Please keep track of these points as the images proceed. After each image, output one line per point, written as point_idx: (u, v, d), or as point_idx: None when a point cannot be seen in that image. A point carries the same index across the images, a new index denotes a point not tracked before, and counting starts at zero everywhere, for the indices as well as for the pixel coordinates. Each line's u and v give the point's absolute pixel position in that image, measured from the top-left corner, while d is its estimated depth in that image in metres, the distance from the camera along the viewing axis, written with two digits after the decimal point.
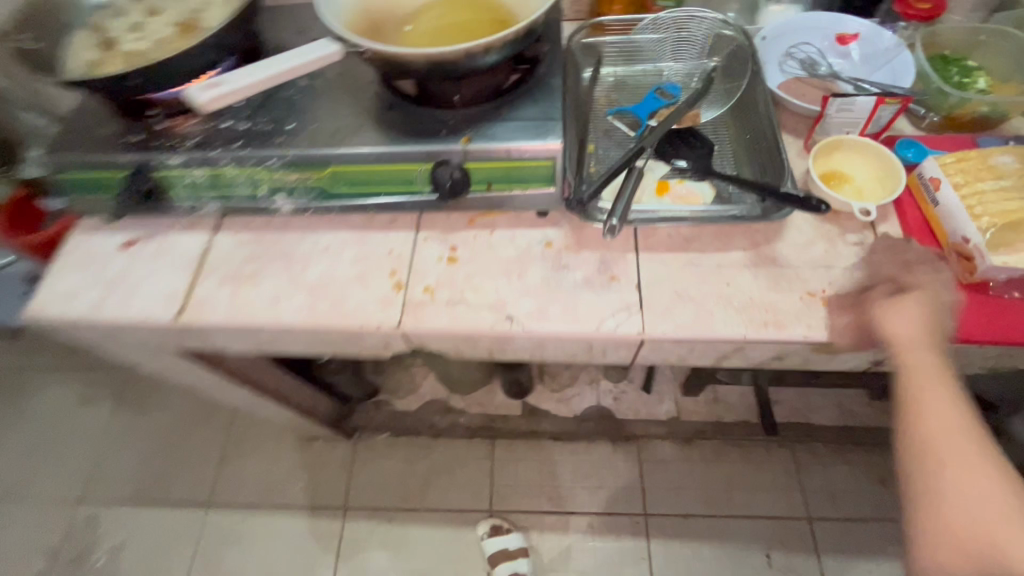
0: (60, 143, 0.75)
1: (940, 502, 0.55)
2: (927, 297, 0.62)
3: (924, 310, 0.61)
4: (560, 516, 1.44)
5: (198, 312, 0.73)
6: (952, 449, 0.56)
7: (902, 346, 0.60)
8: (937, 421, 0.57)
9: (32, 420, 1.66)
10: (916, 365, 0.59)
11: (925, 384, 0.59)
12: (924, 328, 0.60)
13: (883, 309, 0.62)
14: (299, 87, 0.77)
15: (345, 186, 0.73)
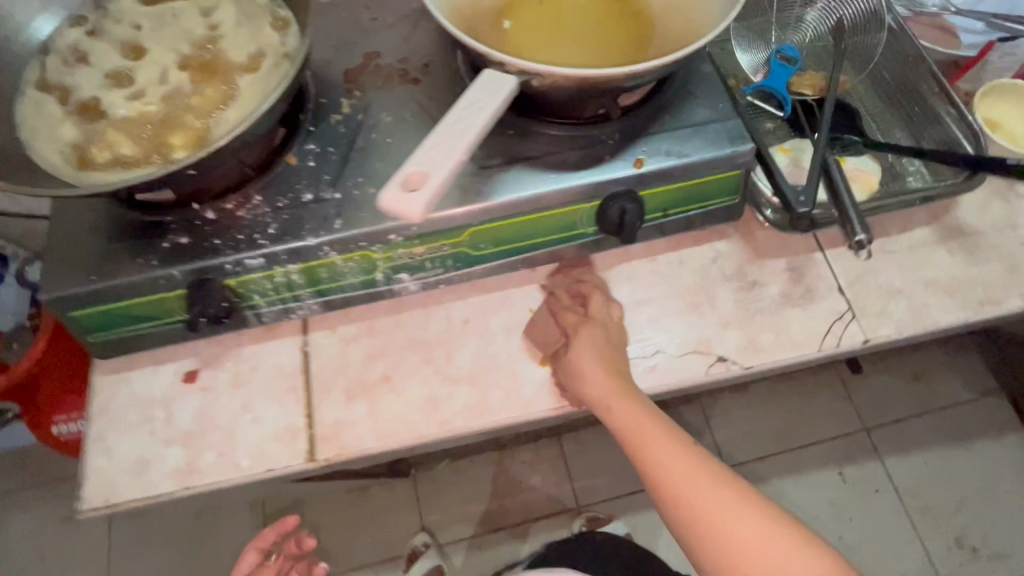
0: (63, 270, 0.52)
1: (716, 552, 0.49)
2: (598, 335, 0.58)
3: (600, 344, 0.57)
4: (645, 493, 1.42)
5: (334, 448, 0.57)
6: (693, 481, 0.51)
7: (603, 398, 0.55)
8: (668, 458, 0.52)
9: (16, 559, 1.40)
10: (620, 412, 0.54)
11: (637, 426, 0.54)
12: (608, 365, 0.56)
13: (569, 358, 0.57)
14: (383, 124, 0.58)
15: (489, 246, 0.57)
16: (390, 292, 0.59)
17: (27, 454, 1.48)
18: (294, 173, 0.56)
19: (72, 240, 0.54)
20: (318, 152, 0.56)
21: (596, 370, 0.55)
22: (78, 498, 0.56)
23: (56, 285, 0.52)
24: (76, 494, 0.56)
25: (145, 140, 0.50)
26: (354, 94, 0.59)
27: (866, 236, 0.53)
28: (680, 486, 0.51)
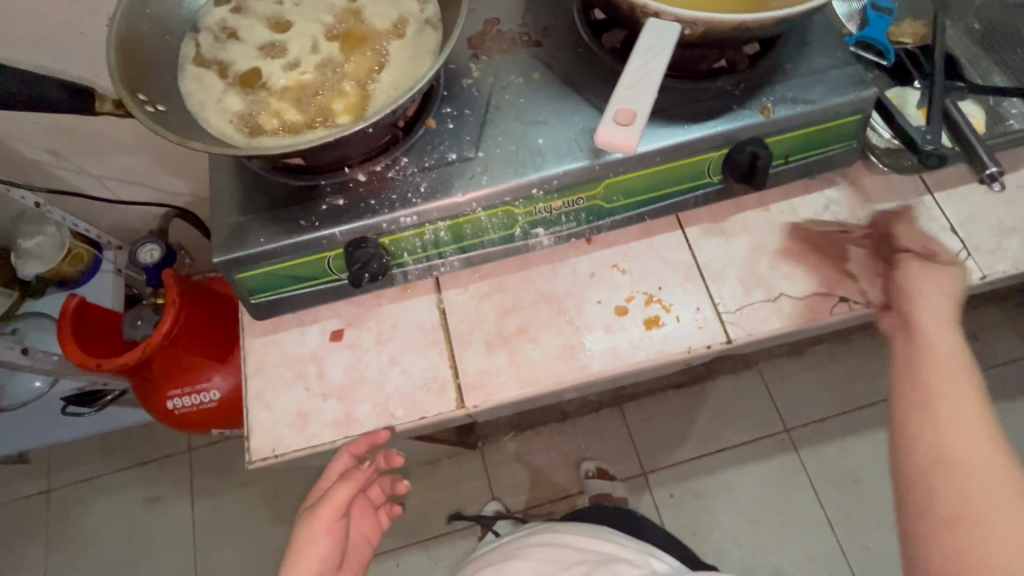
0: (233, 234, 0.56)
1: (941, 498, 0.44)
2: (947, 280, 0.54)
3: (945, 296, 0.53)
4: (710, 457, 1.43)
5: (481, 395, 0.60)
6: (972, 438, 0.45)
7: (919, 325, 0.51)
8: (952, 398, 0.46)
9: (103, 539, 1.47)
10: (936, 340, 0.50)
11: (954, 364, 0.48)
12: (945, 308, 0.52)
13: (900, 279, 0.56)
14: (514, 86, 0.60)
15: (620, 199, 0.60)
16: (524, 246, 0.62)
17: (107, 440, 1.55)
18: (436, 135, 0.59)
19: (235, 206, 0.58)
20: (455, 114, 0.59)
21: (926, 302, 0.52)
22: (247, 450, 0.59)
23: (227, 248, 0.55)
24: (244, 446, 0.60)
25: (308, 105, 0.53)
26: (481, 58, 0.62)
27: (998, 168, 0.60)
28: (946, 422, 0.46)
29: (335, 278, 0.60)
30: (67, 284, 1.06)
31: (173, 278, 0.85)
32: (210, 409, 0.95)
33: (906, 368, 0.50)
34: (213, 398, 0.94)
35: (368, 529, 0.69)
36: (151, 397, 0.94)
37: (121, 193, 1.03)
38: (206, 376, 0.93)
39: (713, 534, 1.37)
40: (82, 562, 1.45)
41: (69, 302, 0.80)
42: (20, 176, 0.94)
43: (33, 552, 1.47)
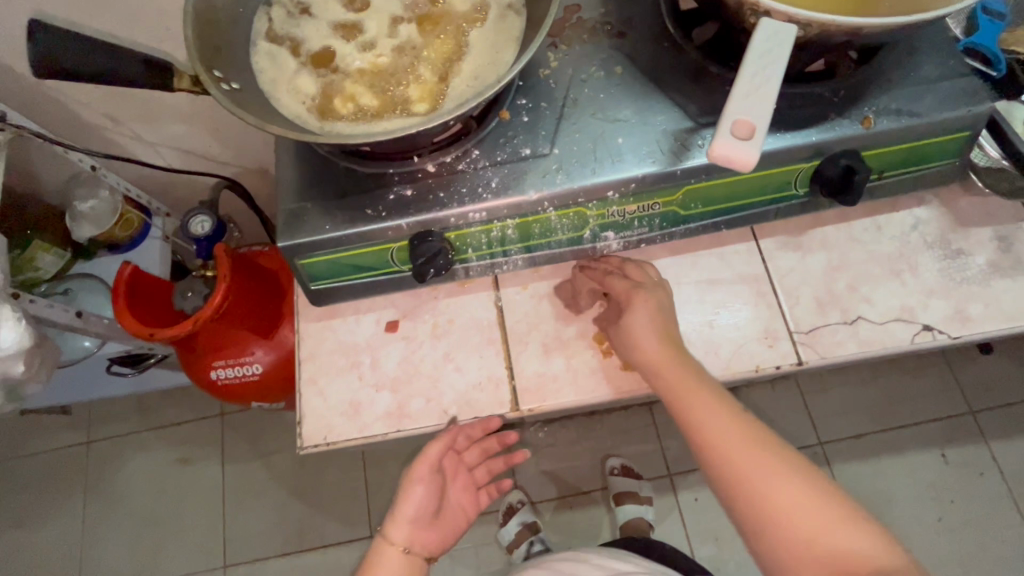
0: (298, 217, 0.55)
1: (754, 514, 0.50)
2: (661, 297, 0.56)
3: (655, 316, 0.55)
4: None
5: (537, 399, 0.59)
6: (742, 450, 0.51)
7: (656, 363, 0.54)
8: (708, 421, 0.52)
9: (137, 494, 1.52)
10: (669, 371, 0.54)
11: (681, 389, 0.53)
12: (657, 328, 0.55)
13: (621, 325, 0.56)
14: (593, 79, 0.57)
15: (697, 206, 0.57)
16: (592, 250, 0.60)
17: (144, 398, 1.59)
18: (510, 128, 0.56)
19: (303, 189, 0.56)
20: (531, 107, 0.56)
21: (643, 337, 0.54)
22: (299, 435, 0.59)
23: (293, 232, 0.54)
24: (296, 431, 0.59)
25: (384, 91, 0.51)
26: (559, 48, 0.59)
27: None
28: (716, 446, 0.52)
29: (395, 270, 0.58)
30: (117, 248, 1.07)
31: (225, 253, 0.84)
32: (250, 382, 0.96)
33: (670, 406, 0.54)
34: (255, 371, 0.95)
35: (467, 498, 0.68)
36: (196, 366, 0.95)
37: (173, 161, 1.03)
38: (250, 349, 0.94)
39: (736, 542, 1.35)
40: (116, 514, 1.51)
41: (124, 271, 0.80)
42: (76, 139, 0.95)
43: (72, 500, 1.53)
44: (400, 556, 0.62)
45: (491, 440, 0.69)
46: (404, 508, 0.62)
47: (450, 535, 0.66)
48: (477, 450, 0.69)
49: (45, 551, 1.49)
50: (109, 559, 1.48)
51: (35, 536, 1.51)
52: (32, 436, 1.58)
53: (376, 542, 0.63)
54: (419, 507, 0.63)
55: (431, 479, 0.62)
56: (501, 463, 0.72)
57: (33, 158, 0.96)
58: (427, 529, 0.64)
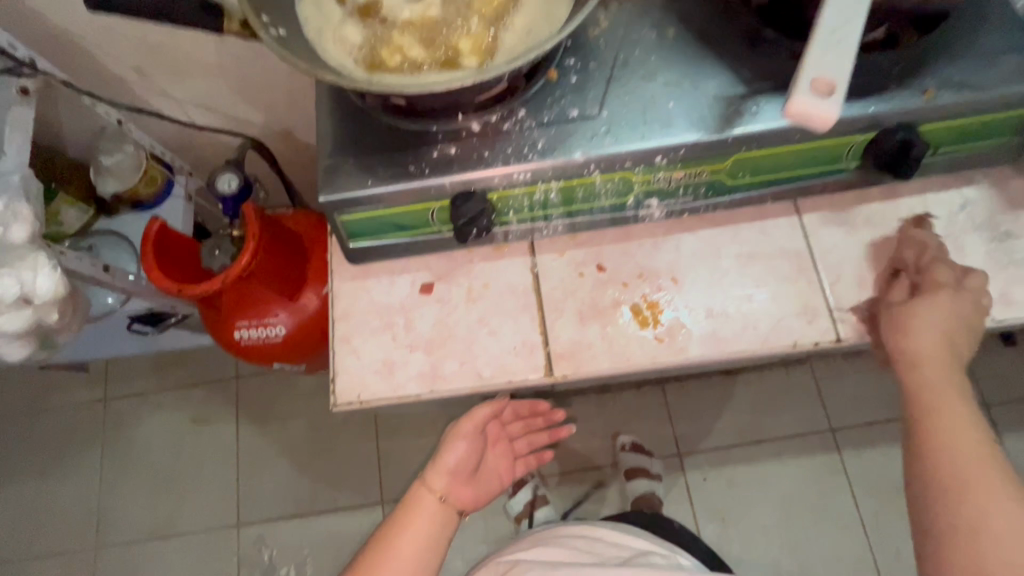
0: (340, 171, 0.54)
1: (960, 534, 0.47)
2: (957, 301, 0.54)
3: (944, 319, 0.53)
4: (749, 446, 1.37)
5: (570, 365, 0.58)
6: (990, 492, 0.47)
7: (922, 358, 0.53)
8: (955, 432, 0.50)
9: (153, 451, 1.55)
10: (928, 380, 0.52)
11: (943, 392, 0.51)
12: (942, 335, 0.53)
13: (898, 318, 0.54)
14: (646, 41, 0.56)
15: (744, 175, 0.56)
16: (634, 217, 0.59)
17: (161, 359, 1.60)
18: (558, 88, 0.55)
19: (343, 143, 0.55)
20: (580, 67, 0.55)
21: (929, 334, 0.53)
22: (333, 391, 0.60)
23: (334, 186, 0.53)
24: (330, 387, 0.60)
25: (432, 42, 0.50)
26: (611, 7, 0.57)
27: None
28: (959, 479, 0.48)
29: (435, 230, 0.58)
30: (141, 205, 1.06)
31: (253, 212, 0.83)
32: (273, 344, 0.96)
33: (917, 408, 0.52)
34: (278, 333, 0.95)
35: (503, 465, 0.72)
36: (219, 326, 0.95)
37: (197, 117, 1.02)
38: (273, 311, 0.94)
39: (742, 523, 1.34)
40: (133, 470, 1.54)
41: (151, 228, 0.80)
42: (104, 90, 0.94)
43: (91, 454, 1.56)
44: (436, 505, 0.63)
45: (527, 417, 0.80)
46: (448, 457, 0.66)
47: (484, 498, 0.68)
48: (518, 425, 0.79)
49: (63, 502, 1.53)
50: (125, 512, 1.51)
51: (55, 487, 1.54)
52: (50, 390, 1.61)
53: (414, 488, 0.63)
54: (460, 461, 0.66)
55: (474, 436, 0.68)
56: (542, 437, 0.79)
57: (60, 109, 0.95)
58: (464, 484, 0.66)
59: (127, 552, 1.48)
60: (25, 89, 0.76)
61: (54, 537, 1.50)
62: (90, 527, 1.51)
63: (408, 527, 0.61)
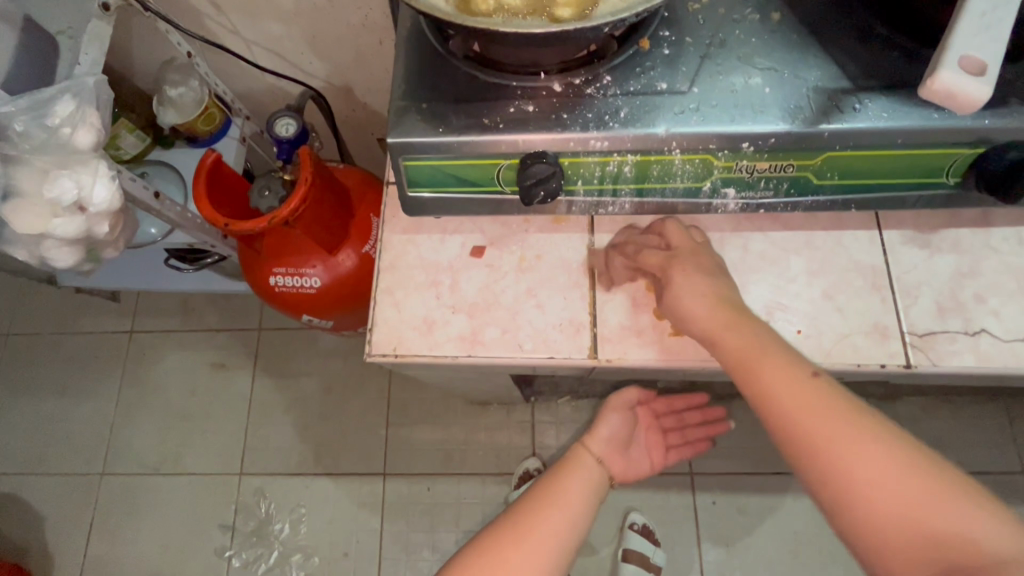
0: (411, 116, 0.52)
1: (837, 491, 0.41)
2: (703, 265, 0.53)
3: (698, 278, 0.52)
4: (766, 477, 1.30)
5: (615, 350, 0.56)
6: (828, 419, 0.43)
7: (706, 328, 0.51)
8: (775, 383, 0.46)
9: (168, 389, 1.57)
10: (731, 336, 0.49)
11: (744, 349, 0.48)
12: (706, 291, 0.52)
13: (669, 287, 0.53)
14: (748, 22, 0.53)
15: (834, 176, 0.52)
16: (706, 207, 0.56)
17: (189, 300, 1.62)
18: (648, 59, 0.52)
19: (419, 88, 0.54)
20: (674, 40, 0.52)
21: (692, 304, 0.51)
22: (368, 341, 0.58)
23: (402, 129, 0.52)
24: (365, 337, 0.58)
25: None
26: None
27: None
28: (794, 416, 0.44)
29: (497, 190, 0.55)
30: (196, 142, 1.07)
31: (309, 156, 0.83)
32: (306, 294, 0.96)
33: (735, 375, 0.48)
34: (313, 285, 0.95)
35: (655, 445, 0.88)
36: (257, 268, 0.95)
37: (263, 61, 1.02)
38: (311, 262, 0.93)
39: (746, 554, 1.27)
40: (147, 405, 1.56)
41: (208, 157, 0.80)
42: (178, 19, 0.94)
43: (109, 383, 1.59)
44: (593, 463, 0.72)
45: (686, 412, 0.98)
46: (602, 429, 0.77)
47: (631, 471, 0.80)
48: (672, 417, 0.96)
49: (77, 423, 1.57)
50: (133, 442, 1.54)
51: (72, 409, 1.57)
52: (80, 314, 1.64)
53: (575, 449, 0.73)
54: (615, 430, 0.79)
55: (625, 410, 0.80)
56: (700, 431, 0.97)
57: (134, 33, 0.96)
58: (617, 454, 0.76)
59: (129, 480, 1.51)
60: (105, 4, 0.75)
61: (65, 455, 1.54)
62: (98, 452, 1.54)
63: (573, 477, 0.69)
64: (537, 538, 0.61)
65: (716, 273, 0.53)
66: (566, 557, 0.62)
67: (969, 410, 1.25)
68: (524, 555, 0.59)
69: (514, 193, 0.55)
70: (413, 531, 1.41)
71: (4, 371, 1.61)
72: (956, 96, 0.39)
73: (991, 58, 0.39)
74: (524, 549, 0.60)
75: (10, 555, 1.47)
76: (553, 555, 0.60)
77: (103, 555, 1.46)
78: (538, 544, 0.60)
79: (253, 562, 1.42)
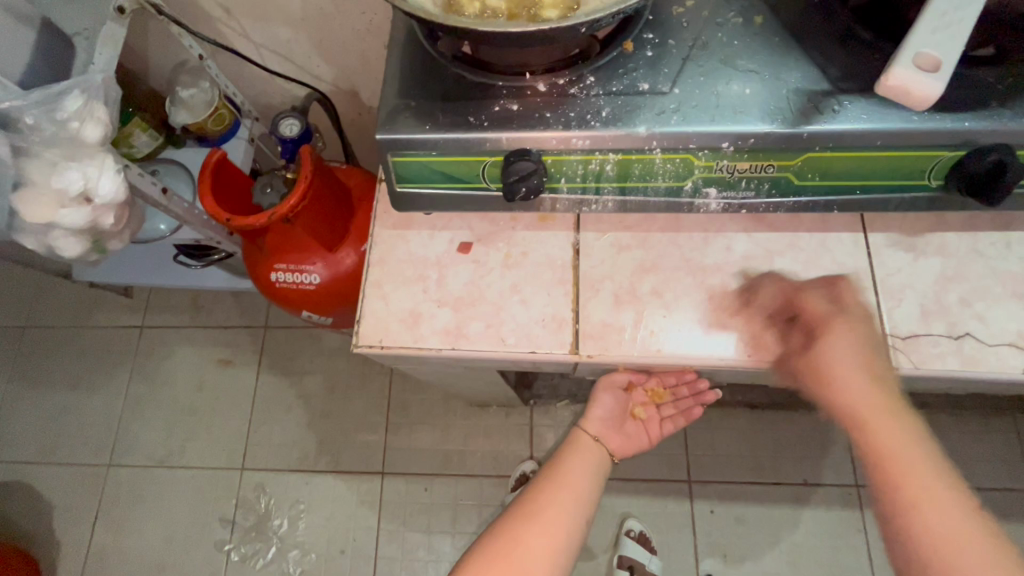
0: (399, 113, 0.54)
1: None
2: (861, 331, 0.52)
3: (863, 352, 0.51)
4: (764, 487, 1.29)
5: (595, 348, 0.56)
6: (951, 521, 0.45)
7: (857, 411, 0.49)
8: (930, 492, 0.46)
9: (176, 384, 1.60)
10: (882, 431, 0.48)
11: (897, 450, 0.47)
12: (866, 368, 0.50)
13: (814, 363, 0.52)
14: (731, 25, 0.53)
15: (815, 177, 0.52)
16: (688, 206, 0.56)
17: (198, 297, 1.66)
18: (631, 60, 0.53)
19: (409, 87, 0.56)
20: (657, 42, 0.53)
21: (847, 375, 0.50)
22: (356, 333, 0.59)
23: (391, 126, 0.53)
24: (354, 328, 0.59)
25: None
26: None
27: None
28: (941, 533, 0.44)
29: (483, 187, 0.56)
30: (206, 141, 1.10)
31: (311, 156, 0.85)
32: (306, 290, 0.98)
33: (876, 474, 0.48)
34: (312, 281, 0.97)
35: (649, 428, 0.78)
36: (259, 265, 0.98)
37: (271, 64, 1.06)
38: (311, 259, 0.96)
39: (743, 564, 1.25)
40: (155, 398, 1.60)
41: (213, 154, 0.84)
42: (190, 24, 0.98)
43: (120, 376, 1.63)
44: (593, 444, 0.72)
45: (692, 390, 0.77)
46: (596, 409, 0.74)
47: (632, 445, 0.78)
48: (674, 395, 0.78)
49: (88, 414, 1.61)
50: (141, 434, 1.57)
51: (84, 401, 1.62)
52: (95, 308, 1.69)
53: (575, 431, 0.74)
54: (608, 411, 0.75)
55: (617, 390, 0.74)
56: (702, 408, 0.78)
57: (150, 35, 0.99)
58: (613, 432, 0.75)
59: (135, 472, 1.54)
60: (121, 7, 0.79)
61: (74, 445, 1.58)
62: (106, 443, 1.57)
63: (575, 458, 0.70)
64: (549, 515, 0.62)
65: (872, 348, 0.51)
66: (577, 539, 0.62)
67: (974, 423, 1.23)
68: (540, 530, 0.60)
69: (499, 189, 0.56)
70: (410, 531, 1.41)
71: (21, 362, 1.66)
72: (908, 89, 0.40)
73: (944, 57, 0.40)
74: (538, 523, 0.61)
75: (21, 541, 1.51)
76: (565, 532, 0.61)
77: (108, 544, 1.49)
78: (554, 520, 0.61)
79: (252, 556, 1.43)
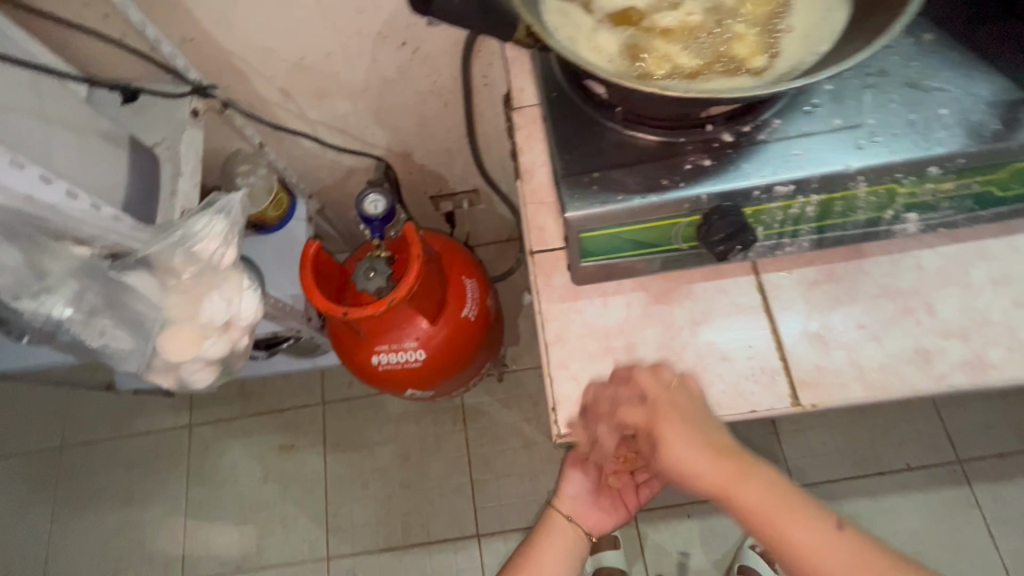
0: (581, 187, 0.51)
1: None
2: (689, 420, 0.51)
3: (696, 433, 0.51)
4: (873, 478, 1.22)
5: (818, 394, 0.54)
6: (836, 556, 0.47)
7: (725, 486, 0.50)
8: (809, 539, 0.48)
9: (237, 481, 1.51)
10: (745, 492, 0.49)
11: (767, 505, 0.49)
12: (706, 444, 0.51)
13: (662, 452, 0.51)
14: (901, 47, 0.53)
15: (1017, 186, 0.52)
16: (885, 233, 0.55)
17: (244, 384, 1.57)
18: (812, 97, 0.52)
19: (579, 154, 0.53)
20: (833, 74, 0.52)
21: (693, 459, 0.50)
22: (555, 422, 0.56)
23: (579, 201, 0.50)
24: (551, 418, 0.56)
25: (701, 48, 0.48)
26: None
27: None
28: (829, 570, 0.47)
29: (673, 247, 0.54)
30: (265, 228, 1.04)
31: (414, 233, 0.81)
32: (412, 368, 0.93)
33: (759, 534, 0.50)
34: (416, 358, 0.92)
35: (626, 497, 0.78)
36: (358, 350, 0.92)
37: (326, 138, 1.01)
38: (413, 335, 0.91)
39: None
40: (218, 501, 1.50)
41: (310, 247, 0.78)
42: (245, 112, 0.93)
43: (175, 483, 1.52)
44: (567, 524, 0.77)
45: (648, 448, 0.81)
46: (568, 487, 0.78)
47: (614, 518, 0.78)
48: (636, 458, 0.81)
49: (147, 530, 1.50)
50: (209, 542, 1.47)
51: (142, 517, 1.51)
52: (135, 415, 1.59)
53: (548, 513, 0.78)
54: (581, 487, 0.78)
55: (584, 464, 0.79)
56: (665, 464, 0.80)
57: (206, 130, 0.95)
58: (589, 509, 0.77)
59: None
60: (195, 109, 0.76)
61: (140, 567, 1.47)
62: (174, 558, 1.47)
63: (549, 545, 0.76)
64: None
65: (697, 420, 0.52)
66: None
67: None
68: None
69: (691, 246, 0.54)
70: None
71: (64, 488, 1.55)
72: None
73: None
74: None
75: None
76: None
77: None
78: None
79: None
